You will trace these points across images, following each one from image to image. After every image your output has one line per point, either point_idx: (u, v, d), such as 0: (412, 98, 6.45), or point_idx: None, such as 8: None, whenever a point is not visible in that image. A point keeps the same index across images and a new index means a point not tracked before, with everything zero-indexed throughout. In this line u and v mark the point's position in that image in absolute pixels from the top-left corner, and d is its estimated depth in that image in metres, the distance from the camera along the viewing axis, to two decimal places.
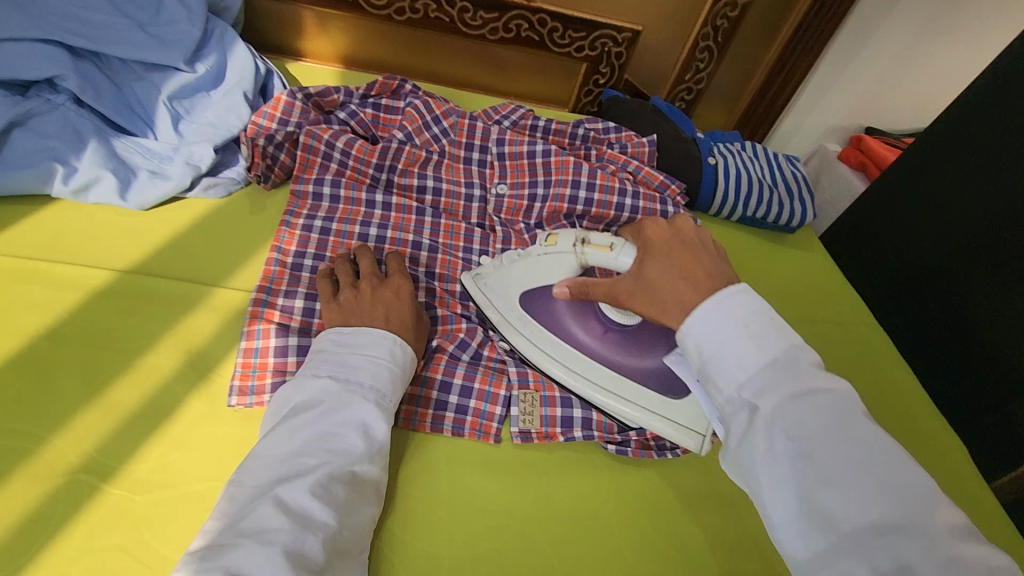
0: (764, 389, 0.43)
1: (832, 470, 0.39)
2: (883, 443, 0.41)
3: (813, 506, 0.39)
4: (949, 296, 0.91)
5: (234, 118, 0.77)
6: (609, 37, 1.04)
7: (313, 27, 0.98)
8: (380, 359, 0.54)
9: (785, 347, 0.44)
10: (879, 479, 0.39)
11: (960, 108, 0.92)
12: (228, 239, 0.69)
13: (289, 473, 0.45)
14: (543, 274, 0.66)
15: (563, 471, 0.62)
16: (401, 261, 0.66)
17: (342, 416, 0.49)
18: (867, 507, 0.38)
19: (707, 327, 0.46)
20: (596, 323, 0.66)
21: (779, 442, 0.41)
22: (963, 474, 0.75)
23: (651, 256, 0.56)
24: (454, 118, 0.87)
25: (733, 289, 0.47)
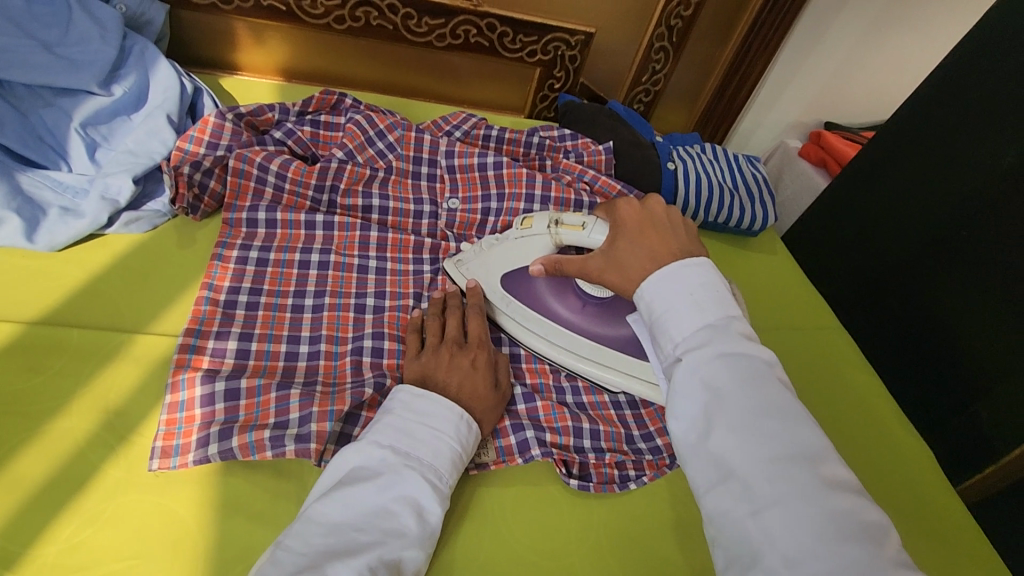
0: (693, 347, 0.47)
1: (737, 418, 0.42)
2: (793, 408, 0.43)
3: (712, 445, 0.42)
4: (908, 294, 0.90)
5: (156, 144, 0.71)
6: (562, 41, 1.00)
7: (248, 39, 0.93)
8: (446, 436, 0.53)
9: (721, 315, 0.48)
10: (781, 434, 0.41)
11: (918, 104, 0.91)
12: (154, 276, 0.64)
13: (338, 548, 0.45)
14: (521, 256, 0.70)
15: (521, 509, 0.59)
16: (484, 322, 0.65)
17: (399, 494, 0.49)
18: (760, 452, 0.40)
19: (660, 291, 0.51)
20: (574, 299, 0.70)
21: (697, 388, 0.44)
22: (937, 494, 0.73)
23: (623, 233, 0.59)
24: (400, 131, 0.82)
25: (687, 262, 0.51)
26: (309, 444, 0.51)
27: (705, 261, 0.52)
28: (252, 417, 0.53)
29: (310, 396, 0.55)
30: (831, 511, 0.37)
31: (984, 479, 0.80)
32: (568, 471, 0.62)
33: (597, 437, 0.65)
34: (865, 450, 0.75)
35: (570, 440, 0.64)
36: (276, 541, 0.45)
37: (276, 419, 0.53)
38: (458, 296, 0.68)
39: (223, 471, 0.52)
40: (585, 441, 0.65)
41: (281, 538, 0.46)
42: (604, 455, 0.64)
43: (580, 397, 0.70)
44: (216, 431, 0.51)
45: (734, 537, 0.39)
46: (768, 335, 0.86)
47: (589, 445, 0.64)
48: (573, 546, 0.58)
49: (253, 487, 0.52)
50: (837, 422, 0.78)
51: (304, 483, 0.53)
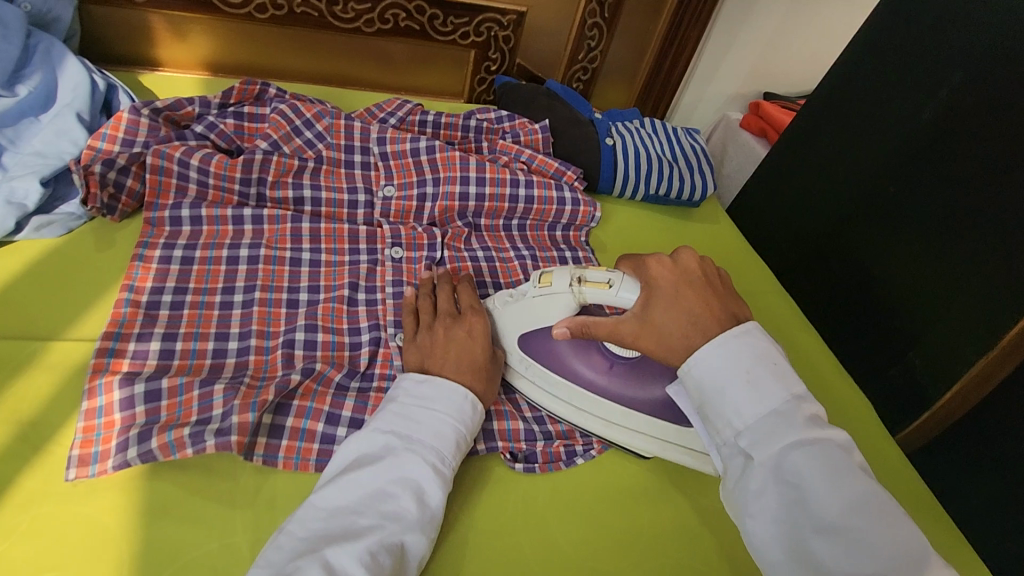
0: (758, 439, 0.47)
1: (827, 519, 0.43)
2: (874, 495, 0.44)
3: (802, 545, 0.43)
4: (844, 254, 0.93)
5: (66, 144, 0.68)
6: (494, 21, 1.00)
7: (167, 34, 0.89)
8: (448, 418, 0.53)
9: (785, 398, 0.48)
10: (870, 530, 0.42)
11: (843, 66, 0.93)
12: (70, 282, 0.62)
13: (341, 533, 0.45)
14: (542, 315, 0.61)
15: (465, 493, 0.57)
16: (474, 294, 0.65)
17: (399, 476, 0.49)
18: (854, 551, 0.42)
19: (713, 370, 0.50)
20: (597, 359, 0.63)
21: (775, 487, 0.45)
22: (906, 477, 0.73)
23: (658, 297, 0.55)
24: (329, 120, 0.80)
25: (736, 334, 0.51)
26: (230, 437, 0.50)
27: (751, 329, 0.52)
28: (174, 417, 0.52)
29: (235, 389, 0.54)
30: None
31: (921, 426, 0.83)
32: (513, 454, 0.61)
33: (543, 422, 0.65)
34: None
35: (519, 427, 0.63)
36: (280, 528, 0.45)
37: (198, 417, 0.52)
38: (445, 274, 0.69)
39: (148, 475, 0.50)
40: (533, 427, 0.64)
41: (286, 525, 0.46)
42: (552, 437, 0.63)
43: None
44: (135, 433, 0.50)
45: None
46: None
47: (538, 430, 0.64)
48: (519, 518, 0.57)
49: (183, 489, 0.50)
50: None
51: (237, 481, 0.52)
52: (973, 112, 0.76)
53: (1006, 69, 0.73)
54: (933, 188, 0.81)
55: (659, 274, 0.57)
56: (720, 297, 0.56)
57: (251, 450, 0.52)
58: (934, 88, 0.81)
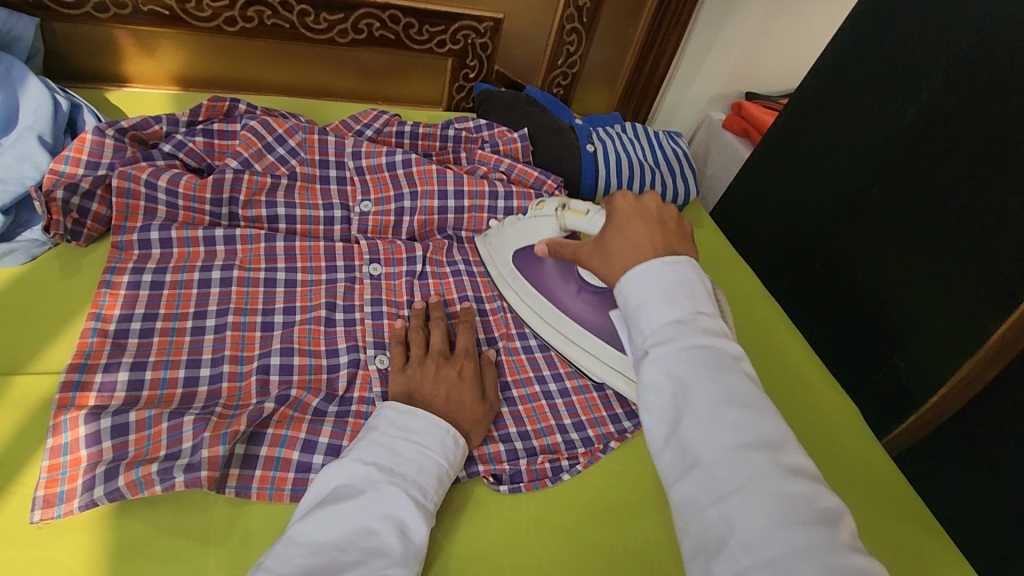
0: (659, 340, 0.44)
1: (704, 408, 0.40)
2: (759, 399, 0.41)
3: (677, 437, 0.40)
4: (829, 256, 0.92)
5: (28, 168, 0.66)
6: (470, 29, 0.98)
7: (134, 49, 0.87)
8: (432, 451, 0.52)
9: (692, 310, 0.45)
10: (746, 424, 0.39)
11: (823, 68, 0.92)
12: (33, 312, 0.59)
13: (322, 569, 0.44)
14: (530, 237, 0.74)
15: (447, 518, 0.56)
16: (471, 334, 0.65)
17: (383, 512, 0.47)
18: (724, 439, 0.39)
19: (633, 284, 0.47)
20: (572, 282, 0.71)
21: (664, 381, 0.42)
22: (897, 487, 0.72)
23: (613, 223, 0.57)
24: (302, 135, 0.78)
25: (664, 258, 0.48)
26: (199, 472, 0.48)
27: (682, 258, 0.48)
28: (142, 452, 0.50)
29: (206, 420, 0.52)
30: (790, 494, 0.36)
31: (909, 429, 0.82)
32: (496, 477, 0.60)
33: (527, 438, 0.64)
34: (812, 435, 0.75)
35: (499, 448, 0.62)
36: (257, 566, 0.43)
37: (167, 451, 0.50)
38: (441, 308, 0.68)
39: (115, 514, 0.48)
40: (515, 444, 0.62)
41: (261, 561, 0.44)
42: (535, 455, 0.62)
43: (510, 399, 0.66)
44: (102, 471, 0.48)
45: (692, 522, 0.38)
46: None
47: (520, 449, 0.62)
48: (501, 542, 0.56)
49: (152, 527, 0.48)
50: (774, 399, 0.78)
51: (209, 514, 0.50)
52: (954, 114, 0.76)
53: (985, 72, 0.72)
54: (916, 190, 0.80)
55: (622, 209, 0.57)
56: (675, 235, 0.54)
57: (223, 483, 0.51)
58: (914, 89, 0.80)
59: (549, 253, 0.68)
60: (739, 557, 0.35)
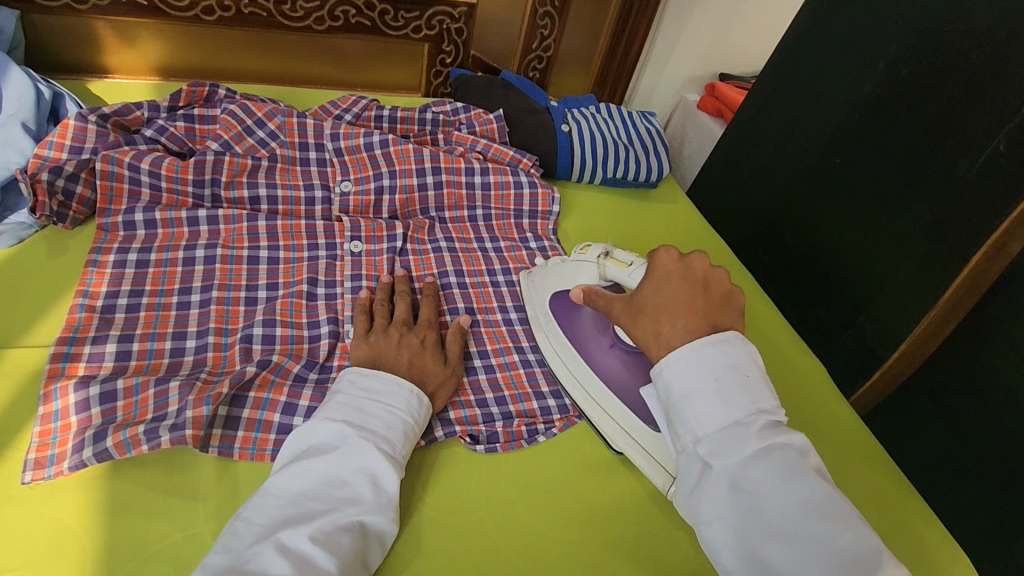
0: (718, 449, 0.46)
1: (779, 526, 0.43)
2: (829, 501, 0.44)
3: (759, 556, 0.43)
4: (799, 226, 0.95)
5: (13, 154, 0.68)
6: (445, 14, 1.01)
7: (114, 40, 0.89)
8: (398, 409, 0.55)
9: (751, 409, 0.47)
10: (831, 538, 0.42)
11: (787, 44, 0.95)
12: (22, 292, 0.61)
13: (298, 518, 0.47)
14: (571, 283, 0.70)
15: (430, 477, 0.59)
16: (433, 305, 0.68)
17: (353, 463, 0.50)
18: (813, 562, 0.41)
19: (681, 377, 0.49)
20: (606, 337, 0.67)
21: (729, 496, 0.45)
22: (858, 438, 0.75)
23: (652, 281, 0.58)
24: (281, 118, 0.80)
25: (714, 342, 0.50)
26: (184, 431, 0.50)
27: (727, 338, 0.51)
28: (130, 416, 0.52)
29: (190, 384, 0.54)
30: None
31: (876, 387, 0.86)
32: (473, 437, 0.62)
33: (504, 403, 0.66)
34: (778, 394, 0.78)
35: (476, 411, 0.64)
36: (235, 515, 0.46)
37: (154, 414, 0.52)
38: (406, 281, 0.71)
39: (108, 474, 0.51)
40: (492, 408, 0.65)
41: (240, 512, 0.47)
42: (511, 418, 0.65)
43: (488, 366, 0.69)
44: (91, 434, 0.50)
45: None
46: None
47: (496, 412, 0.65)
48: (481, 496, 0.58)
49: (142, 487, 0.51)
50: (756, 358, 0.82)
51: (197, 472, 0.52)
52: (906, 80, 0.79)
53: (933, 38, 0.76)
54: (874, 156, 0.84)
55: (664, 264, 0.58)
56: (718, 304, 0.55)
57: (206, 442, 0.53)
58: (870, 60, 0.83)
59: (583, 299, 0.65)
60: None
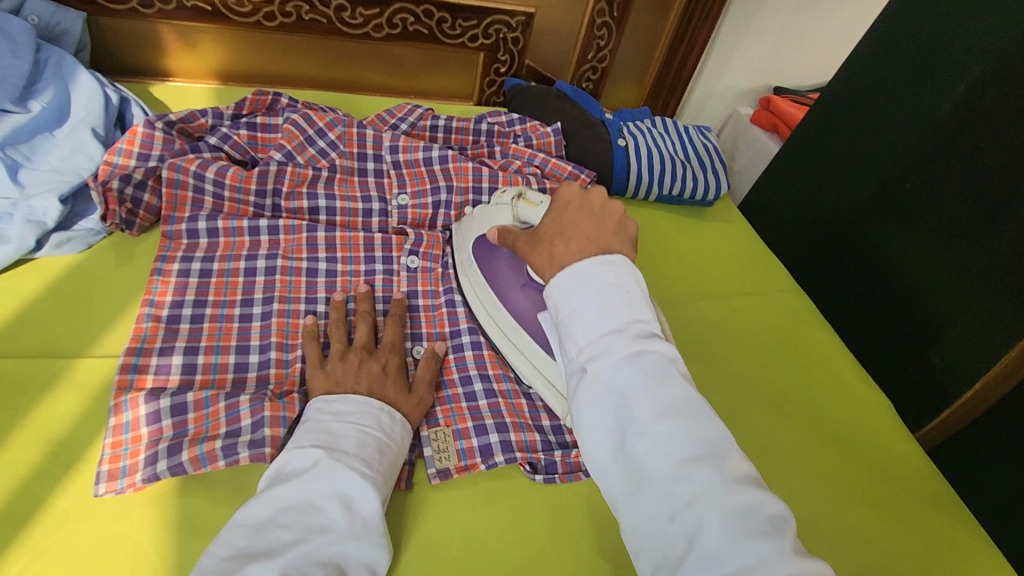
0: (597, 353, 0.44)
1: (646, 424, 0.40)
2: (697, 401, 0.42)
3: (624, 452, 0.41)
4: (863, 251, 0.92)
5: (83, 160, 0.68)
6: (502, 23, 0.99)
7: (176, 44, 0.89)
8: (368, 428, 0.52)
9: (628, 317, 0.45)
10: (688, 434, 0.40)
11: (858, 62, 0.92)
12: (87, 300, 0.61)
13: (262, 548, 0.45)
14: (485, 224, 0.71)
15: (490, 504, 0.58)
16: (399, 328, 0.64)
17: (326, 489, 0.48)
18: (669, 455, 0.39)
19: (567, 292, 0.47)
20: (520, 277, 0.67)
21: (602, 399, 0.42)
22: (930, 486, 0.71)
23: (553, 214, 0.56)
24: (341, 128, 0.80)
25: (598, 261, 0.47)
26: (263, 448, 0.52)
27: (617, 259, 0.48)
28: (202, 430, 0.53)
29: (259, 399, 0.55)
30: (740, 508, 0.37)
31: (942, 424, 0.81)
32: (533, 466, 0.61)
33: (561, 432, 0.64)
34: (839, 427, 0.75)
35: (535, 437, 0.62)
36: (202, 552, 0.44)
37: (227, 428, 0.53)
38: (371, 299, 0.67)
39: (179, 490, 0.51)
40: (551, 437, 0.64)
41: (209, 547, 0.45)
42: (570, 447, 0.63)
43: None
44: (164, 446, 0.51)
45: (646, 541, 0.39)
46: (743, 321, 0.85)
47: (554, 441, 0.63)
48: (542, 526, 0.57)
49: (211, 503, 0.50)
50: (695, 359, 0.77)
51: None
52: (992, 108, 0.75)
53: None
54: (950, 184, 0.80)
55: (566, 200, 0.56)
56: (612, 231, 0.52)
57: None
58: (950, 83, 0.80)
59: (497, 239, 0.63)
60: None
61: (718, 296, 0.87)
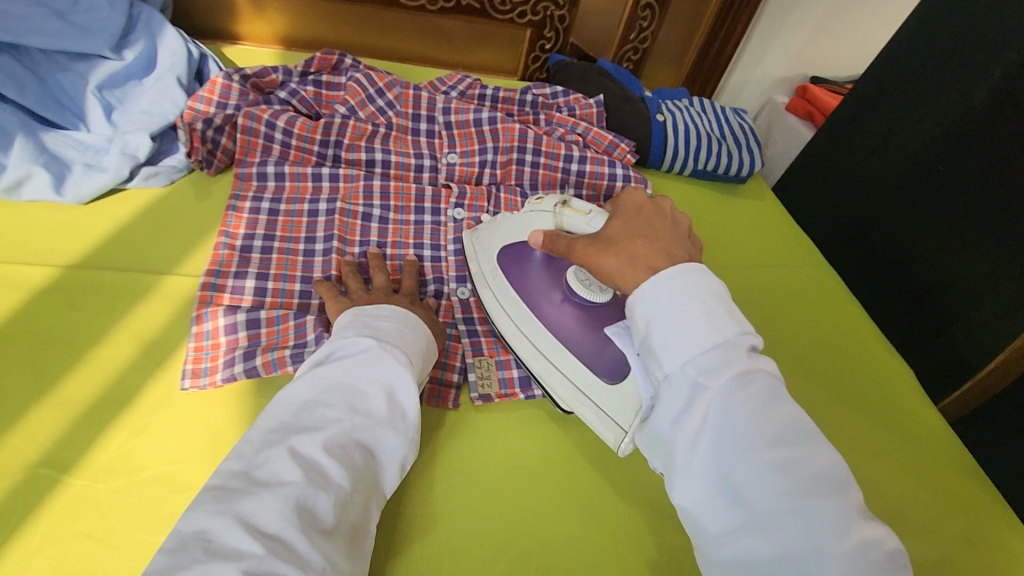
0: (704, 369, 0.44)
1: (757, 448, 0.41)
2: (802, 427, 0.43)
3: (730, 478, 0.41)
4: (893, 230, 0.94)
5: (169, 104, 0.75)
6: (550, 1, 1.04)
7: (248, 9, 0.96)
8: (404, 332, 0.55)
9: (735, 331, 0.46)
10: (798, 462, 0.40)
11: (896, 47, 0.94)
12: (171, 227, 0.68)
13: (307, 425, 0.46)
14: (520, 234, 0.68)
15: (527, 429, 0.62)
16: (415, 279, 0.67)
17: (366, 376, 0.49)
18: (781, 485, 0.40)
19: (667, 301, 0.48)
20: (559, 291, 0.65)
21: (709, 417, 0.43)
22: (951, 449, 0.74)
23: (619, 216, 0.59)
24: (399, 89, 0.86)
25: (696, 270, 0.49)
26: None
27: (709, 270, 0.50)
28: (273, 341, 0.59)
29: (323, 323, 0.61)
30: (864, 540, 0.37)
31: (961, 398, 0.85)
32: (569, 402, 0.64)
33: None
34: (880, 405, 0.77)
35: None
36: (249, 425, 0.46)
37: (295, 341, 0.59)
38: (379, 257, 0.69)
39: (253, 392, 0.56)
40: None
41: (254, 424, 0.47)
42: None
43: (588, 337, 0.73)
44: (241, 353, 0.58)
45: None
46: (776, 289, 0.89)
47: None
48: (575, 452, 0.62)
49: None
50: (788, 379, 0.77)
51: None
52: None
53: None
54: (981, 166, 0.82)
55: (632, 202, 0.59)
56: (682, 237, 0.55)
57: None
58: (988, 67, 0.82)
59: (542, 244, 0.63)
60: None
61: (766, 270, 0.91)
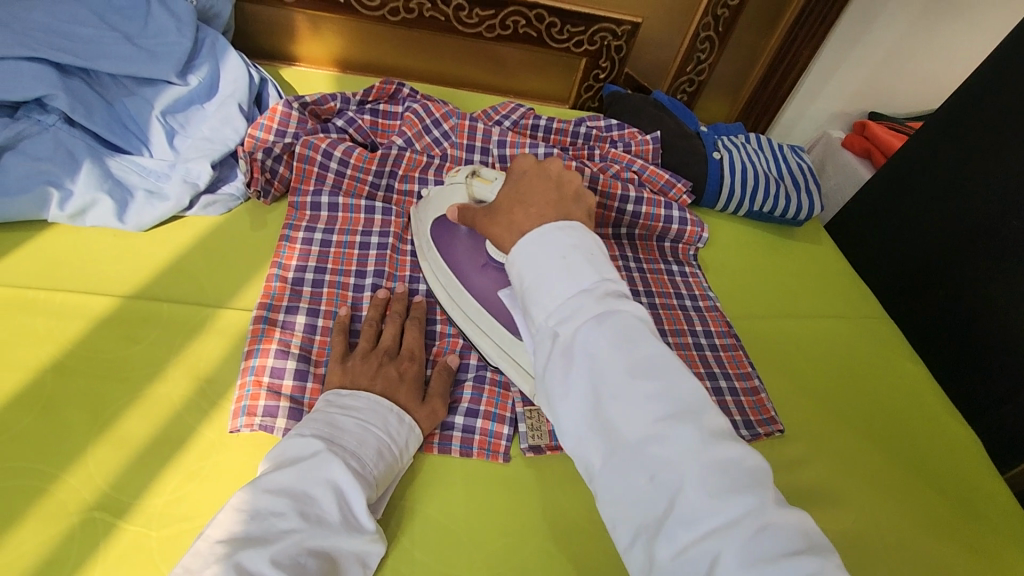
0: (568, 316, 0.42)
1: (617, 384, 0.39)
2: (666, 357, 0.41)
3: (600, 415, 0.39)
4: (959, 284, 0.89)
5: (230, 131, 0.75)
6: (608, 31, 1.02)
7: (306, 32, 0.96)
8: (372, 426, 0.52)
9: (595, 279, 0.44)
10: (659, 394, 0.39)
11: (968, 94, 0.90)
12: (228, 256, 0.68)
13: (256, 535, 0.43)
14: (442, 206, 0.69)
15: (579, 485, 0.60)
16: (417, 331, 0.64)
17: (320, 480, 0.46)
18: (648, 412, 0.38)
19: (532, 257, 0.46)
20: (482, 257, 0.67)
21: (578, 372, 0.40)
22: (983, 484, 0.73)
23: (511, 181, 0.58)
24: (455, 120, 0.85)
25: (560, 225, 0.47)
26: None
27: (574, 225, 0.48)
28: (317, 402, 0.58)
29: None
30: (720, 460, 0.36)
31: None
32: None
33: None
34: (919, 454, 0.74)
35: None
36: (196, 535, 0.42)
37: None
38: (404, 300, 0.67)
39: None
40: None
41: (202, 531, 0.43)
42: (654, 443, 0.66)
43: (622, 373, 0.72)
44: (286, 406, 0.56)
45: (633, 514, 0.37)
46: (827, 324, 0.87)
47: None
48: None
49: None
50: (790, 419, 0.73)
51: None
52: None
53: None
54: None
55: (522, 167, 0.58)
56: (570, 197, 0.53)
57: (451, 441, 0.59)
58: None
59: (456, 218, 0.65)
60: (677, 535, 0.34)
61: (812, 303, 0.89)
